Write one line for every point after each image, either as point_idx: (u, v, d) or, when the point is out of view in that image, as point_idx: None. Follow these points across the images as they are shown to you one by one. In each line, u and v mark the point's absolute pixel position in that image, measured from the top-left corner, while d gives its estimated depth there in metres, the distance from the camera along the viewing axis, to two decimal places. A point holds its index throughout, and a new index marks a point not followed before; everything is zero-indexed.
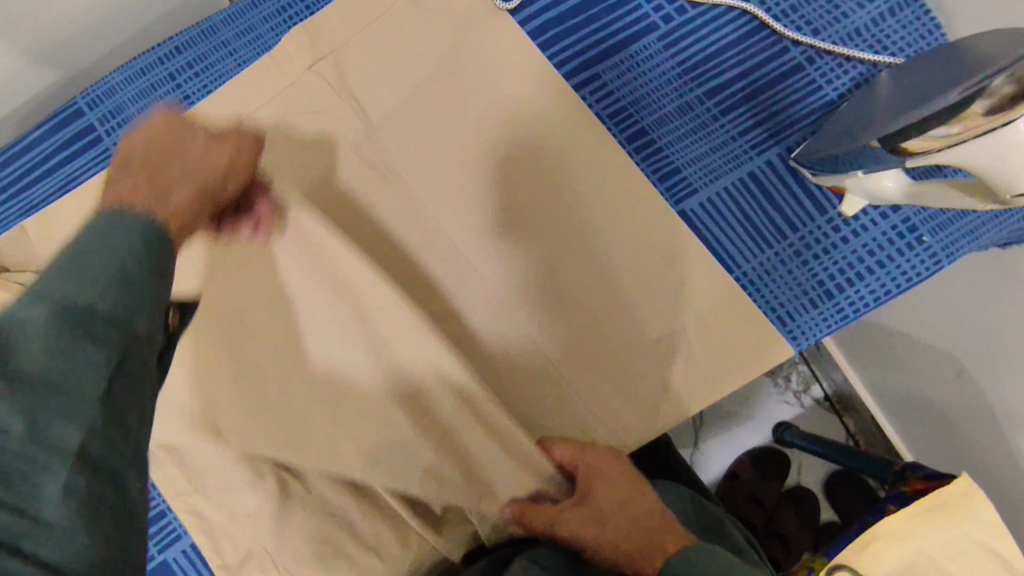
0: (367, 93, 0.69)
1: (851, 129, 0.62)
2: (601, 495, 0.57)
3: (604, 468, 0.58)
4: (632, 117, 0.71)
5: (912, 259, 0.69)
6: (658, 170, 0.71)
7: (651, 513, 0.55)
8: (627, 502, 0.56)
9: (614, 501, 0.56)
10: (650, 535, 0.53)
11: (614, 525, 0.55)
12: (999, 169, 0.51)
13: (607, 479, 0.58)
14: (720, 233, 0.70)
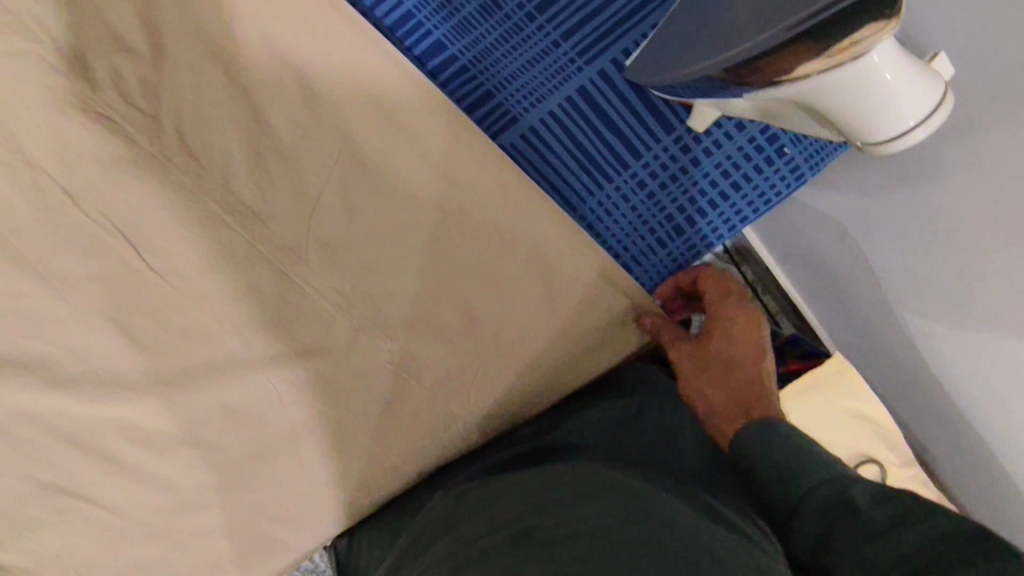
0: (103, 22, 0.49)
1: (678, 44, 0.46)
2: (729, 347, 0.54)
3: (737, 322, 0.54)
4: (422, 28, 0.54)
5: (771, 179, 0.58)
6: (470, 98, 0.56)
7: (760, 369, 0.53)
8: (741, 358, 0.54)
9: (736, 355, 0.54)
10: (745, 400, 0.52)
11: (722, 373, 0.54)
12: (871, 92, 0.39)
13: (736, 335, 0.54)
14: (550, 170, 0.57)
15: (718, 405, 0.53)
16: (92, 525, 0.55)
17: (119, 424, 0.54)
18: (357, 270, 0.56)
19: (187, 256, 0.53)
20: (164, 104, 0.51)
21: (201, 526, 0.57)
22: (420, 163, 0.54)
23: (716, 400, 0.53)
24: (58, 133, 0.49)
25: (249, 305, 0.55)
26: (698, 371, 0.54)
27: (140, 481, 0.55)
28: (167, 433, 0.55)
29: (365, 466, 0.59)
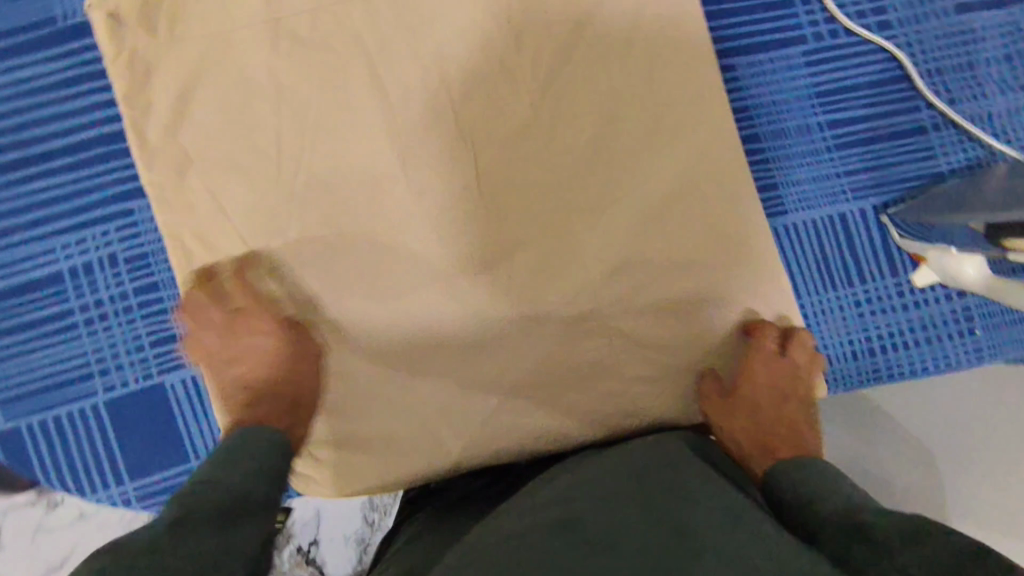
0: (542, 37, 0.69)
1: (945, 204, 0.65)
2: (757, 391, 0.66)
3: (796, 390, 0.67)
4: (749, 123, 0.71)
5: (957, 345, 0.70)
6: (761, 181, 0.71)
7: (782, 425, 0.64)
8: (774, 411, 0.65)
9: (763, 400, 0.65)
10: (771, 442, 0.62)
11: (750, 419, 0.64)
12: None
13: (761, 387, 0.66)
14: (793, 260, 0.71)
15: (747, 448, 0.63)
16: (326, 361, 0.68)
17: (393, 295, 0.68)
18: (618, 260, 0.69)
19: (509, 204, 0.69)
20: (553, 101, 0.69)
21: (400, 403, 0.69)
22: (699, 204, 0.69)
23: (743, 443, 0.64)
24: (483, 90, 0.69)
25: (525, 251, 0.69)
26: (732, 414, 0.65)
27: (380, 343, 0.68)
28: (419, 321, 0.68)
29: (541, 412, 0.69)
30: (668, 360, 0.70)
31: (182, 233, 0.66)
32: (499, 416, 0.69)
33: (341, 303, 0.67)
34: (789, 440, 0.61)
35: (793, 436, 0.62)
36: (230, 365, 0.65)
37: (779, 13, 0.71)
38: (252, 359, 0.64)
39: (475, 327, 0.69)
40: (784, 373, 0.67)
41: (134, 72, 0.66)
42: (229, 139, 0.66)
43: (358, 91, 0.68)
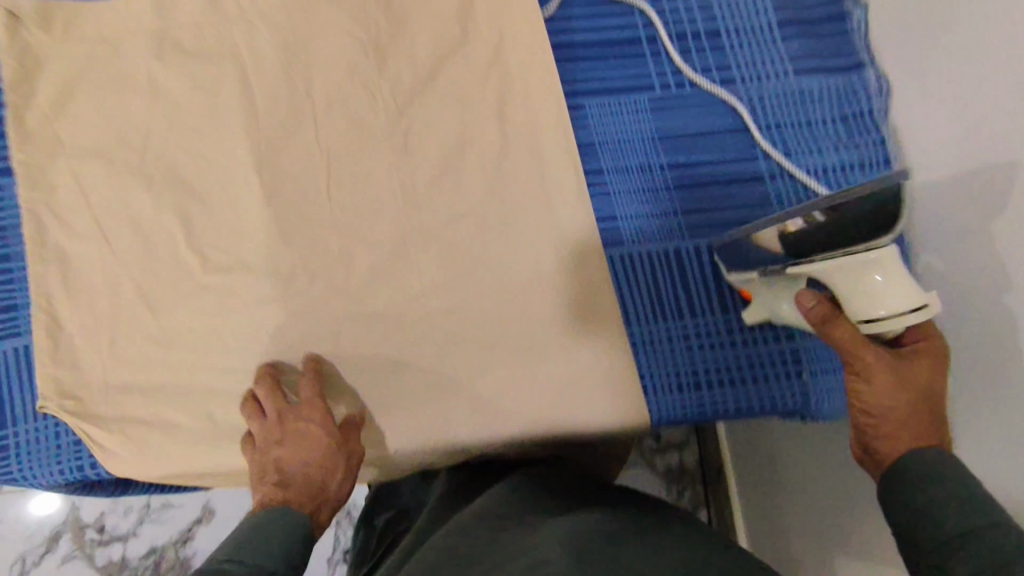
0: (404, 63, 0.76)
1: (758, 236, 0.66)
2: (933, 381, 0.51)
3: (908, 375, 0.51)
4: (595, 158, 0.75)
5: (785, 387, 0.70)
6: (599, 211, 0.74)
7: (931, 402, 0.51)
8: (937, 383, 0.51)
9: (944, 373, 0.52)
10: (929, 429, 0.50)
11: (916, 399, 0.50)
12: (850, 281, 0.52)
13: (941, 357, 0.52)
14: (627, 289, 0.72)
15: (891, 420, 0.51)
16: (161, 342, 0.69)
17: (236, 284, 0.71)
18: (453, 275, 0.72)
19: (363, 209, 0.73)
20: (412, 119, 0.75)
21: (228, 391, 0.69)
22: (536, 229, 0.73)
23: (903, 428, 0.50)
24: (348, 104, 0.75)
25: (371, 254, 0.72)
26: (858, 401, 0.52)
27: (217, 328, 0.70)
28: (260, 313, 0.70)
29: (364, 416, 0.71)
30: (493, 378, 0.71)
31: (41, 212, 0.70)
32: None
33: (181, 291, 0.70)
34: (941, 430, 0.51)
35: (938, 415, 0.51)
36: (276, 448, 0.65)
37: (628, 64, 0.77)
38: (304, 451, 0.65)
39: (318, 322, 0.71)
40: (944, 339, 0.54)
41: (24, 63, 0.71)
42: (106, 132, 0.72)
43: (229, 97, 0.74)
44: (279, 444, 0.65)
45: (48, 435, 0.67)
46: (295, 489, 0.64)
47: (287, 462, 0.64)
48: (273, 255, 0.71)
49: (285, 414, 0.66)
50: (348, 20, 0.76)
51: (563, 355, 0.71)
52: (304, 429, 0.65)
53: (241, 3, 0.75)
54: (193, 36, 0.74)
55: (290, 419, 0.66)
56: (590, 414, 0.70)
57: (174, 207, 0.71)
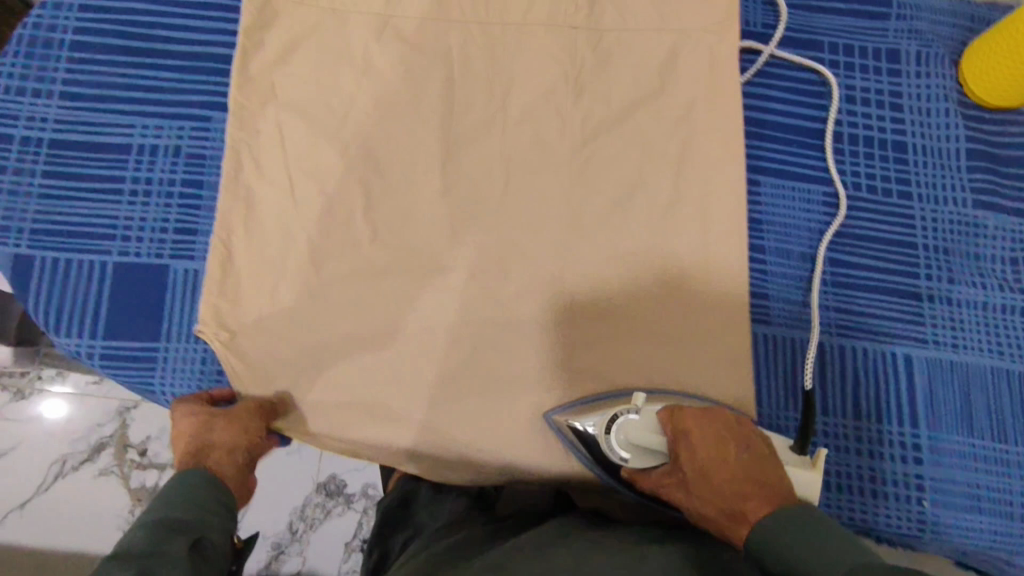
0: (601, 99, 0.78)
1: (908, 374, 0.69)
2: (694, 457, 0.62)
3: (706, 457, 0.62)
4: (760, 235, 0.76)
5: (904, 509, 0.69)
6: (754, 288, 0.75)
7: (727, 483, 0.59)
8: (715, 471, 0.61)
9: (706, 462, 0.61)
10: (741, 497, 0.58)
11: (695, 480, 0.62)
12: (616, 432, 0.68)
13: (707, 443, 0.63)
14: (765, 370, 0.73)
15: (707, 515, 0.60)
16: (318, 300, 0.72)
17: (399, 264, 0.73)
18: (597, 309, 0.74)
19: (531, 226, 0.75)
20: (596, 154, 0.77)
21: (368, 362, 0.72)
22: (688, 287, 0.74)
23: (708, 507, 0.60)
24: (540, 124, 0.77)
25: (529, 270, 0.74)
26: (723, 483, 0.60)
27: (372, 300, 0.73)
28: (414, 298, 0.73)
29: (477, 421, 0.72)
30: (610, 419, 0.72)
31: (241, 150, 0.74)
32: (441, 410, 0.73)
33: (344, 258, 0.73)
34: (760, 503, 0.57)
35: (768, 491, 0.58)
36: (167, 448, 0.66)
37: (812, 155, 0.78)
38: (185, 431, 0.65)
39: (466, 320, 0.73)
40: (732, 440, 0.63)
41: (261, 14, 0.76)
42: (313, 92, 0.76)
43: (433, 90, 0.77)
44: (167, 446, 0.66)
45: (194, 357, 0.71)
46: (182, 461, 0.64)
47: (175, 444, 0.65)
48: (435, 247, 0.74)
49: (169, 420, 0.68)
50: (558, 48, 0.79)
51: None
52: (178, 419, 0.67)
53: (465, 6, 0.79)
54: (414, 27, 0.78)
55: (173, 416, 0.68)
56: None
57: (358, 178, 0.75)
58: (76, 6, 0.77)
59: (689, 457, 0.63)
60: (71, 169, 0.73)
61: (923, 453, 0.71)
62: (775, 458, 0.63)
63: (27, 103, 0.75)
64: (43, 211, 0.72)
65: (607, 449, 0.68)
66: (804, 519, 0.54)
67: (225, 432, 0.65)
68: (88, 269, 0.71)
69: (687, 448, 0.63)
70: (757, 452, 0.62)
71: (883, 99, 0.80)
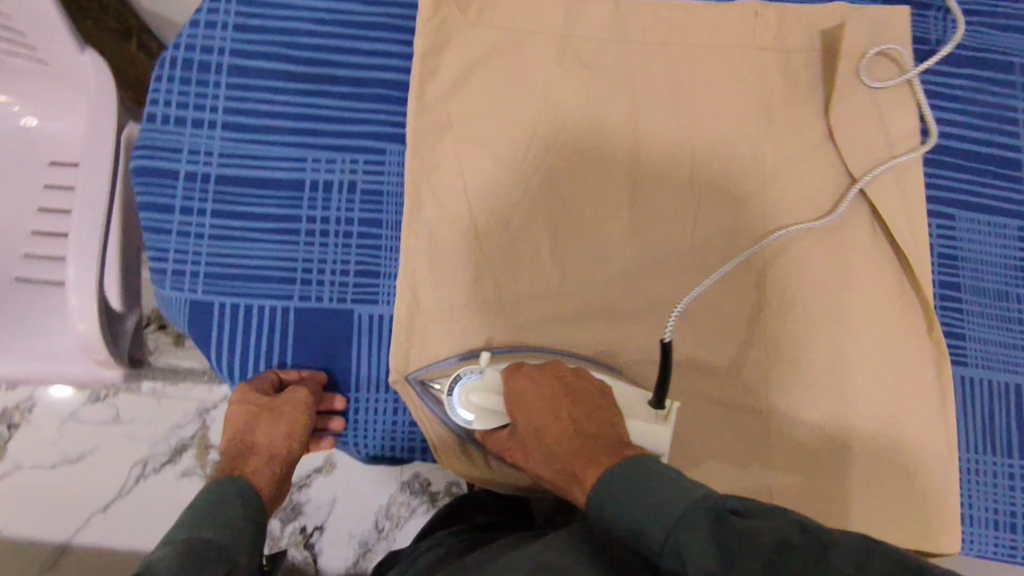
0: (785, 125, 0.75)
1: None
2: (529, 419, 0.61)
3: (550, 425, 0.60)
4: (956, 271, 0.74)
5: None
6: (949, 327, 0.73)
7: (569, 446, 0.58)
8: (552, 432, 0.60)
9: (544, 425, 0.60)
10: (579, 459, 0.57)
11: (542, 452, 0.60)
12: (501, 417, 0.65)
13: (543, 406, 0.61)
14: (965, 412, 0.71)
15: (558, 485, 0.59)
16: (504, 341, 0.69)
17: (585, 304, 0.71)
18: (796, 352, 0.70)
19: (718, 262, 0.72)
20: (781, 184, 0.74)
21: None
22: (884, 324, 0.71)
23: (557, 480, 0.59)
24: (724, 153, 0.74)
25: (718, 308, 0.71)
26: (555, 446, 0.59)
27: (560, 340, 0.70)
28: (600, 337, 0.71)
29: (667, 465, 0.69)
30: (811, 466, 0.69)
31: (422, 186, 0.70)
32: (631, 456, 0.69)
33: (528, 297, 0.70)
34: (592, 462, 0.56)
35: (600, 448, 0.57)
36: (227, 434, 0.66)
37: (1006, 186, 0.76)
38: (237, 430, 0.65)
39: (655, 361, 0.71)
40: (566, 398, 0.61)
41: (437, 37, 0.72)
42: (491, 120, 0.72)
43: (613, 117, 0.74)
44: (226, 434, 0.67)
45: (383, 407, 0.69)
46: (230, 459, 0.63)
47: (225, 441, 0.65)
48: (624, 289, 0.71)
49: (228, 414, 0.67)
50: (741, 71, 0.75)
51: (887, 461, 0.69)
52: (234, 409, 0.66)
53: (644, 25, 0.75)
54: (592, 50, 0.74)
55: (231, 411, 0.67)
56: (907, 530, 0.68)
57: (538, 213, 0.72)
58: (230, 24, 0.72)
59: (527, 422, 0.61)
60: (242, 207, 0.69)
61: None
62: (615, 418, 0.62)
63: (189, 134, 0.70)
64: (218, 252, 0.68)
65: (450, 412, 0.65)
66: (623, 481, 0.52)
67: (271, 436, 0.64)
68: (268, 313, 0.68)
69: (521, 410, 0.62)
70: (586, 402, 0.62)
71: None
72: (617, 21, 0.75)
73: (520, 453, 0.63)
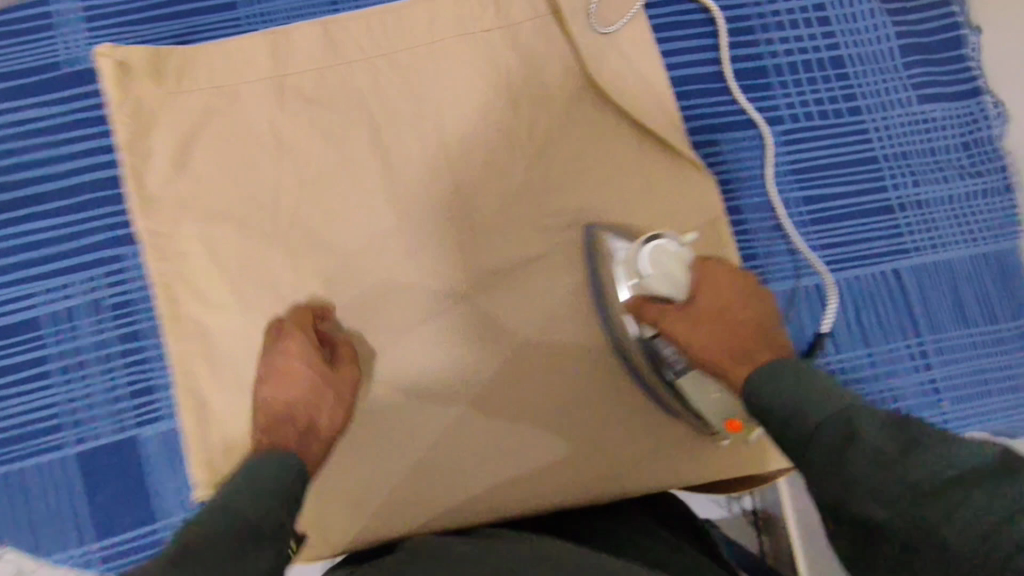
0: (532, 100, 0.72)
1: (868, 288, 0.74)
2: (719, 300, 0.58)
3: (717, 303, 0.58)
4: (734, 194, 0.74)
5: (922, 417, 0.74)
6: (743, 250, 0.73)
7: (738, 324, 0.56)
8: (729, 306, 0.58)
9: (721, 305, 0.58)
10: (745, 346, 0.54)
11: (710, 319, 0.57)
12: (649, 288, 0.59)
13: (718, 288, 0.59)
14: (777, 329, 0.73)
15: (716, 356, 0.56)
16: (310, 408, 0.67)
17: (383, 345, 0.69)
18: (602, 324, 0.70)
19: (503, 260, 0.70)
20: (543, 161, 0.71)
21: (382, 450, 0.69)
22: None
23: (720, 350, 0.56)
24: (477, 149, 0.71)
25: (516, 305, 0.70)
26: (733, 317, 0.57)
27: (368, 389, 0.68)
28: (408, 373, 0.69)
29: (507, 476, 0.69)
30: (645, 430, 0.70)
31: (172, 281, 0.65)
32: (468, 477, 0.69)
33: None
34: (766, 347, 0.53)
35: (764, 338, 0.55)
36: (260, 386, 0.62)
37: (759, 97, 0.76)
38: (298, 390, 0.61)
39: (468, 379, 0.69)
40: (749, 291, 0.59)
41: (137, 121, 0.66)
42: (227, 189, 0.67)
43: (355, 146, 0.70)
44: (264, 383, 0.62)
45: None
46: (281, 426, 0.59)
47: (270, 401, 0.60)
48: (422, 317, 0.69)
49: (267, 368, 0.62)
50: (471, 59, 0.72)
51: None
52: (285, 366, 0.62)
53: (360, 42, 0.71)
54: (311, 84, 0.70)
55: (276, 362, 0.62)
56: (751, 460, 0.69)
57: (305, 268, 0.67)
58: None
59: (709, 313, 0.58)
60: None
61: (930, 356, 0.74)
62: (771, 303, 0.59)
63: None
64: None
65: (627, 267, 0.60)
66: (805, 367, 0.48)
67: (333, 408, 0.61)
68: (45, 469, 0.63)
69: (708, 286, 0.59)
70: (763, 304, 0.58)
71: (810, 16, 0.77)
72: (330, 46, 0.70)
73: (676, 322, 0.58)
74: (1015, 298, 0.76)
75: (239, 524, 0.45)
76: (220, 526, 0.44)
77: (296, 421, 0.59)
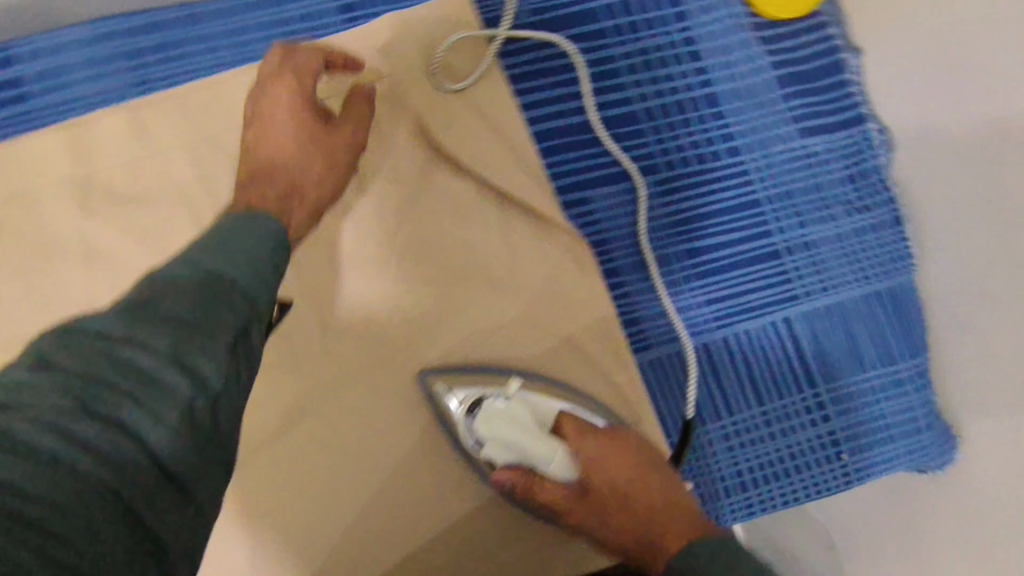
0: (377, 174, 0.65)
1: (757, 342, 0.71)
2: (612, 477, 0.59)
3: (614, 480, 0.59)
4: (610, 255, 0.70)
5: (822, 471, 0.71)
6: (622, 315, 0.70)
7: (637, 502, 0.58)
8: (628, 486, 0.59)
9: (620, 483, 0.59)
10: (652, 529, 0.56)
11: (613, 504, 0.59)
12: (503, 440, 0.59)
13: (611, 466, 0.60)
14: (664, 395, 0.70)
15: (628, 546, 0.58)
16: None
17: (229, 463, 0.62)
18: None
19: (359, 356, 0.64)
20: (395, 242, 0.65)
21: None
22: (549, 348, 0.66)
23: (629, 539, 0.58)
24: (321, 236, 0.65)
25: (377, 404, 0.64)
26: (636, 498, 0.58)
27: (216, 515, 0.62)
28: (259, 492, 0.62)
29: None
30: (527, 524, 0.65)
31: None
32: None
33: None
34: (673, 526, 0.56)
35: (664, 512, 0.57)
36: (251, 133, 0.58)
37: (630, 145, 0.71)
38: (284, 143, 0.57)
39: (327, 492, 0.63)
40: (644, 460, 0.60)
41: None
42: (37, 312, 0.60)
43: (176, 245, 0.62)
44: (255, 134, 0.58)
45: None
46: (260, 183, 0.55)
47: (259, 150, 0.57)
48: (276, 424, 0.63)
49: (256, 100, 0.58)
50: None
51: None
52: (276, 105, 0.57)
53: (173, 126, 0.63)
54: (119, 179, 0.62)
55: (278, 98, 0.58)
56: None
57: None
58: None
59: (607, 490, 0.59)
60: None
61: (827, 408, 0.71)
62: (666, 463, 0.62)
63: None
64: None
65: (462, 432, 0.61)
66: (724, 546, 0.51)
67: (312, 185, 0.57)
68: None
69: (599, 467, 0.59)
70: (657, 466, 0.61)
71: (679, 52, 0.71)
72: (139, 133, 0.62)
73: (585, 511, 0.59)
74: (914, 336, 0.72)
75: (167, 358, 0.38)
76: (152, 340, 0.38)
77: (269, 188, 0.55)
